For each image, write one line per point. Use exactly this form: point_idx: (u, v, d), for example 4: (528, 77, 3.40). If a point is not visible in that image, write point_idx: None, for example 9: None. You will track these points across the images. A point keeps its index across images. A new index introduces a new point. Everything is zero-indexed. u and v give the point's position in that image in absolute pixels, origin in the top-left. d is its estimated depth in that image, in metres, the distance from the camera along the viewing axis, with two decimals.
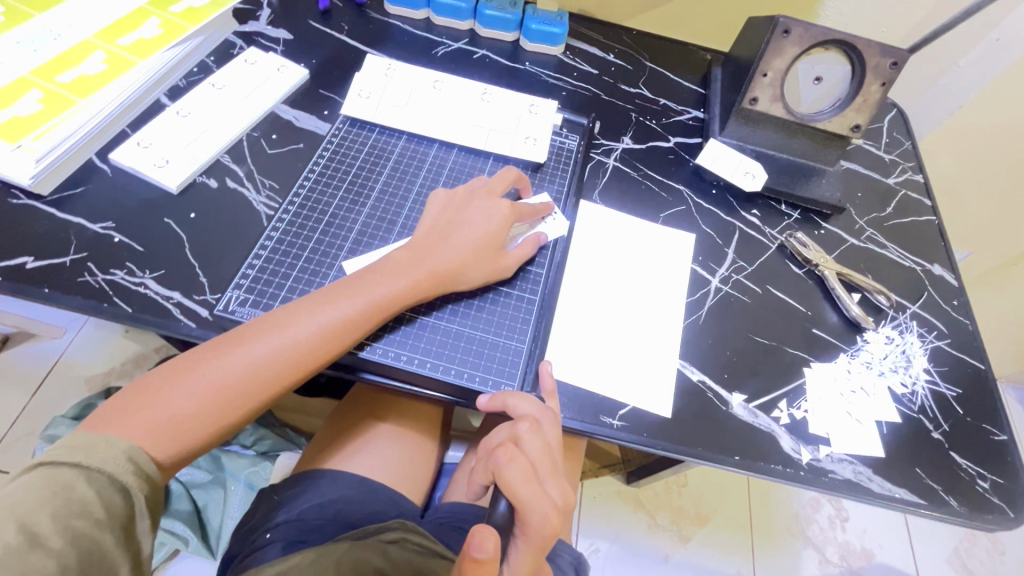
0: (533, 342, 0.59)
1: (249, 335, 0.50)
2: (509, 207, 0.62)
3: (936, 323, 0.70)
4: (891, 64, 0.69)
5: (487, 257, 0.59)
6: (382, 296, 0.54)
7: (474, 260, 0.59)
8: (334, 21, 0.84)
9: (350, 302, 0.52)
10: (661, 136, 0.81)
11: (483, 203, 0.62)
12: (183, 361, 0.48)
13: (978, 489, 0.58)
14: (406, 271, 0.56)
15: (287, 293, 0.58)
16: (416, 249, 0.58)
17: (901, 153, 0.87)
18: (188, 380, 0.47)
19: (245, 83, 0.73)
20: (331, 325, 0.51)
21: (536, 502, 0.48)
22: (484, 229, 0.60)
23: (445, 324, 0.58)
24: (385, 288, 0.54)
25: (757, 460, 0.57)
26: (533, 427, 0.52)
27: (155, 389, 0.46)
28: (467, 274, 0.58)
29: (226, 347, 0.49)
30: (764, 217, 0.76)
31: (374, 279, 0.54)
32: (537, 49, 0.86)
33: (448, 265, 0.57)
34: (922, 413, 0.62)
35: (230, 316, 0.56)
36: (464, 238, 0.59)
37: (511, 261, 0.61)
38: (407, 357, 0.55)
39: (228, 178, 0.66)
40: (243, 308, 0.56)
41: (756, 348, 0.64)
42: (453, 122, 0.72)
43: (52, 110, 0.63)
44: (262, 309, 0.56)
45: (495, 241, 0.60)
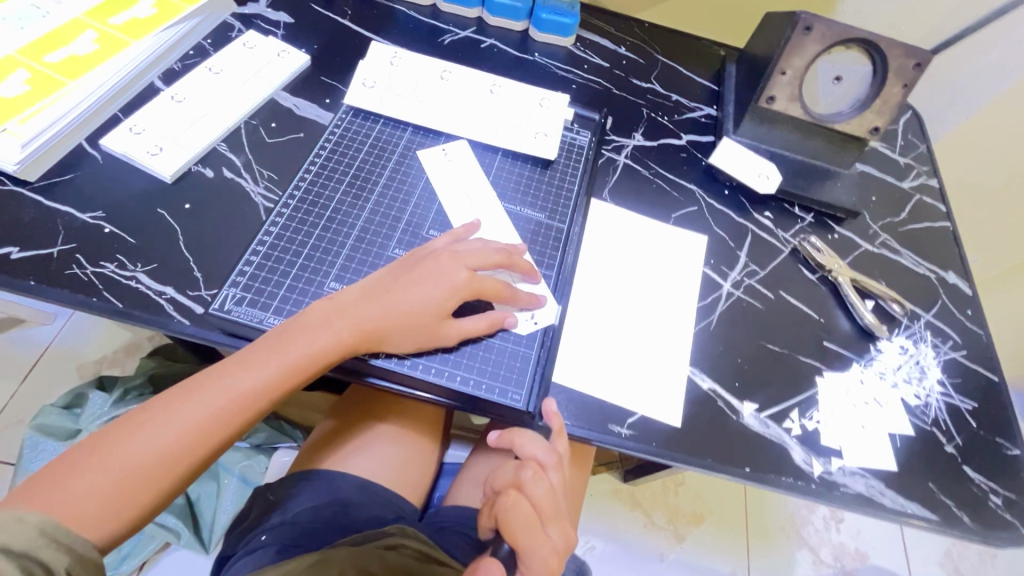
0: (541, 347, 0.57)
1: (159, 411, 0.45)
2: (465, 273, 0.54)
3: (950, 332, 0.68)
4: (914, 66, 0.66)
5: (436, 316, 0.52)
6: (301, 353, 0.48)
7: (412, 325, 0.51)
8: (337, 5, 0.81)
9: (275, 358, 0.48)
10: (673, 133, 0.79)
11: (438, 260, 0.54)
12: (86, 445, 0.44)
13: (991, 505, 0.57)
14: (330, 325, 0.50)
15: (286, 292, 0.55)
16: (362, 300, 0.52)
17: (916, 156, 0.86)
18: (89, 469, 0.43)
19: (244, 68, 0.70)
20: (244, 388, 0.47)
21: (536, 546, 0.49)
22: (433, 291, 0.52)
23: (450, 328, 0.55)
24: (303, 345, 0.49)
25: (768, 472, 0.55)
26: (538, 472, 0.52)
27: (85, 461, 0.43)
28: (403, 335, 0.51)
29: (133, 425, 0.45)
30: (776, 220, 0.74)
31: (291, 337, 0.49)
32: (547, 40, 0.83)
33: (379, 322, 0.51)
34: (935, 426, 0.61)
35: (226, 315, 0.53)
36: (413, 292, 0.52)
37: (462, 326, 0.53)
38: (410, 362, 0.53)
39: (225, 167, 0.63)
40: (240, 307, 0.53)
41: (768, 355, 0.62)
42: (461, 114, 0.70)
43: (41, 92, 0.60)
44: (261, 308, 0.54)
45: (444, 306, 0.52)
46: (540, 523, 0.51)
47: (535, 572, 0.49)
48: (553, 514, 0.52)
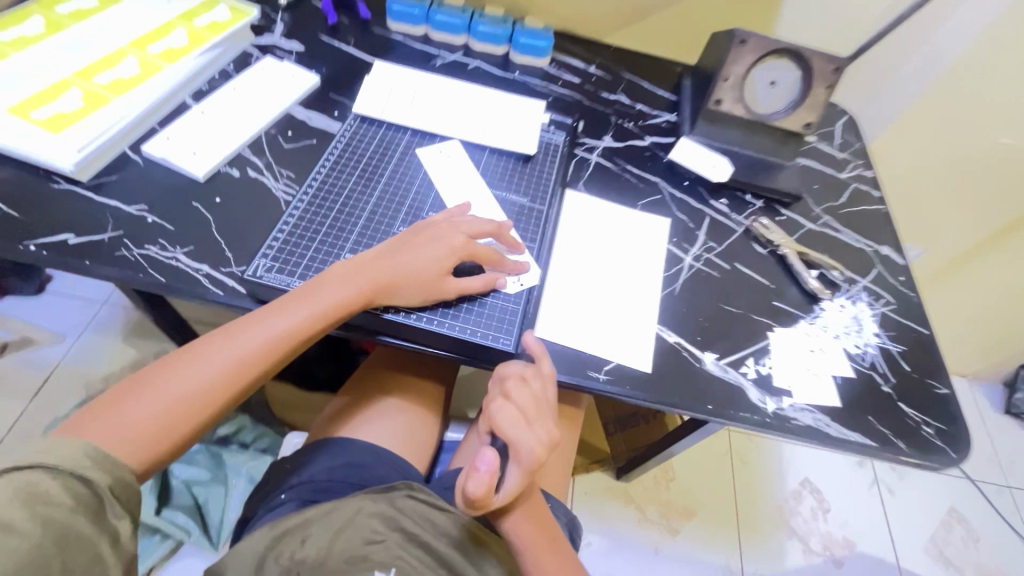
0: (527, 304, 0.66)
1: (201, 351, 0.54)
2: (462, 239, 0.63)
3: (884, 294, 0.78)
4: (834, 70, 0.79)
5: (439, 273, 0.61)
6: (321, 305, 0.57)
7: (417, 280, 0.60)
8: (341, 36, 0.93)
9: (300, 310, 0.57)
10: (638, 136, 0.90)
11: (439, 229, 0.64)
12: (139, 377, 0.52)
13: (924, 433, 0.66)
14: (346, 282, 0.59)
15: (308, 262, 0.64)
16: (375, 260, 0.61)
17: (853, 152, 0.98)
18: (142, 394, 0.51)
19: (263, 87, 0.81)
20: (273, 332, 0.56)
21: (523, 435, 0.55)
22: (435, 252, 0.62)
23: None
24: (323, 297, 0.58)
25: (728, 408, 0.64)
26: (519, 381, 0.58)
27: (136, 393, 0.51)
28: (410, 289, 0.60)
29: (180, 361, 0.53)
30: (731, 205, 0.84)
31: (313, 291, 0.58)
32: (526, 62, 0.96)
33: (389, 279, 0.60)
34: (873, 370, 0.70)
35: (258, 280, 0.62)
36: (418, 252, 0.61)
37: (462, 284, 0.62)
38: (416, 317, 0.62)
39: (249, 168, 0.73)
40: (270, 273, 0.62)
41: (725, 315, 0.72)
42: (452, 121, 0.80)
43: (92, 107, 0.70)
44: (287, 274, 0.63)
45: (445, 263, 0.61)
46: (527, 423, 0.56)
47: (525, 458, 0.55)
48: (538, 413, 0.57)
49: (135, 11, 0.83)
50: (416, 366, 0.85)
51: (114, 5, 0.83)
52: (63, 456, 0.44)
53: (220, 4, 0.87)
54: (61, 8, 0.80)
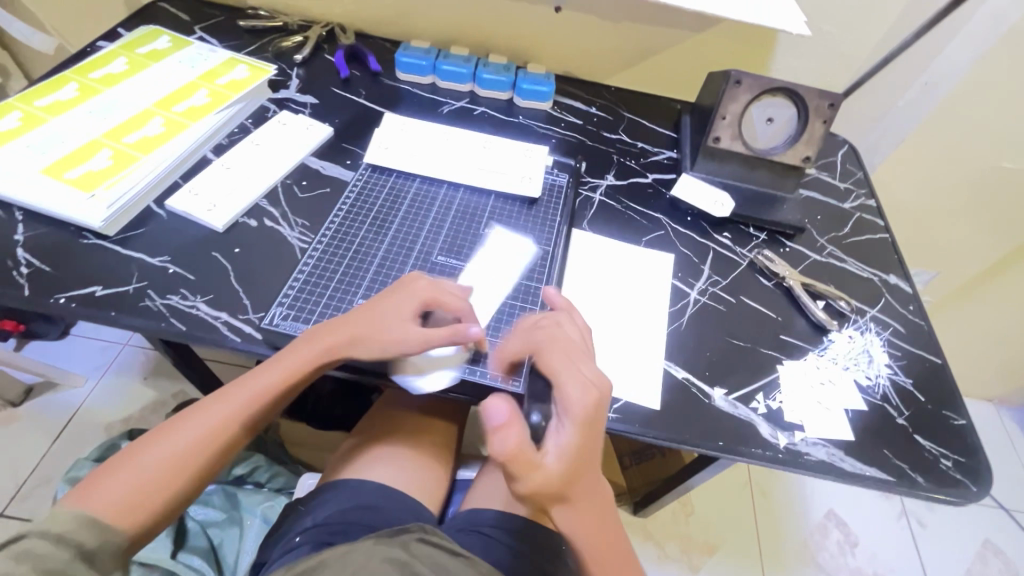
0: None
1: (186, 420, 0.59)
2: (426, 286, 0.64)
3: (893, 323, 0.78)
4: (828, 105, 0.81)
5: (399, 322, 0.61)
6: (292, 364, 0.60)
7: (383, 330, 0.61)
8: (353, 87, 0.98)
9: (273, 372, 0.60)
10: (640, 173, 0.93)
11: (407, 280, 0.66)
12: (130, 450, 0.57)
13: (942, 466, 0.65)
14: (314, 340, 0.61)
15: (323, 309, 0.67)
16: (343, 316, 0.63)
17: (854, 182, 0.99)
18: (131, 465, 0.55)
19: (280, 139, 0.85)
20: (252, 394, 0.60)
21: (566, 372, 0.56)
22: (397, 301, 0.63)
23: None
24: (292, 358, 0.61)
25: (739, 444, 0.63)
26: (554, 323, 0.63)
27: (128, 462, 0.55)
28: (377, 340, 0.61)
29: (165, 432, 0.58)
30: (734, 238, 0.86)
31: (283, 354, 0.61)
32: (530, 105, 1.00)
33: (358, 332, 0.61)
34: (886, 401, 0.69)
35: (275, 328, 0.65)
36: (382, 304, 0.63)
37: (423, 332, 0.61)
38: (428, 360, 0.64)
39: (266, 218, 0.76)
40: (286, 321, 0.65)
41: (733, 349, 0.72)
42: (459, 166, 0.83)
43: (120, 166, 0.74)
44: (303, 322, 0.65)
45: (406, 313, 0.62)
46: (570, 361, 0.58)
47: (571, 403, 0.54)
48: (579, 351, 0.59)
49: (162, 73, 0.89)
50: (427, 406, 0.86)
51: (143, 69, 0.89)
52: (54, 525, 0.48)
53: (240, 63, 0.93)
54: (93, 73, 0.86)
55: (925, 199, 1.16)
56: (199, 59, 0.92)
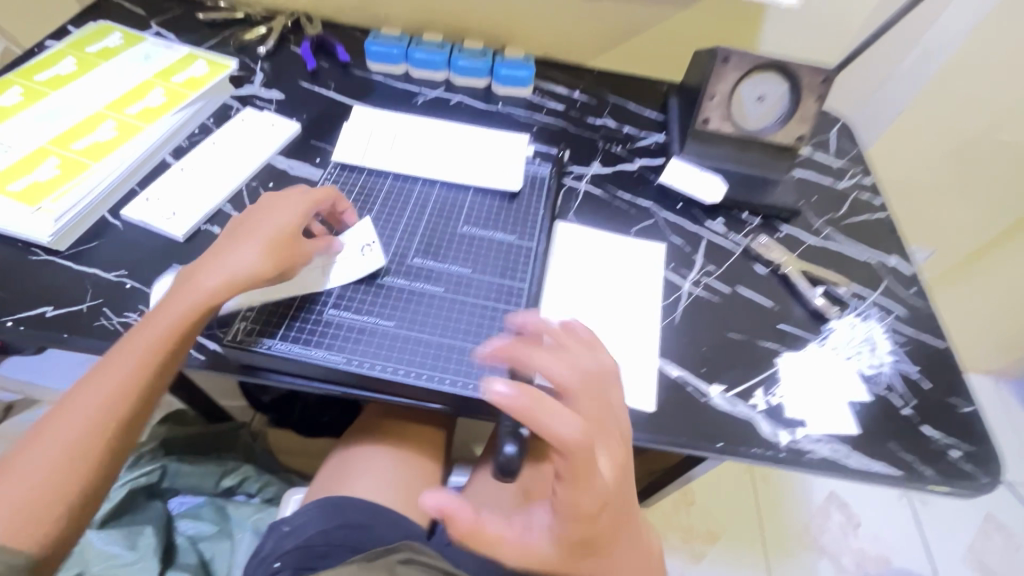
0: None
1: (59, 411, 0.51)
2: (302, 206, 0.63)
3: (896, 307, 0.75)
4: (822, 80, 0.77)
5: (283, 250, 0.59)
6: (168, 319, 0.55)
7: (259, 251, 0.58)
8: (322, 80, 0.93)
9: (151, 332, 0.54)
10: (627, 160, 0.89)
11: (272, 204, 0.63)
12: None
13: (950, 458, 0.62)
14: (190, 286, 0.56)
15: (290, 321, 0.61)
16: (217, 255, 0.58)
17: (849, 160, 0.95)
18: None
19: (244, 139, 0.80)
20: (129, 366, 0.53)
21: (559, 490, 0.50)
22: (266, 228, 0.60)
23: (440, 339, 0.61)
24: (169, 315, 0.55)
25: (739, 445, 0.60)
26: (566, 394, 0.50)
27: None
28: (253, 261, 0.57)
29: (40, 435, 0.49)
30: (727, 225, 0.82)
31: (156, 315, 0.56)
32: (508, 92, 0.95)
33: (236, 265, 0.57)
34: (890, 391, 0.66)
35: (238, 346, 0.58)
36: (257, 234, 0.59)
37: (307, 250, 0.62)
38: (405, 371, 0.58)
39: (230, 224, 0.71)
40: (250, 337, 0.59)
41: (729, 343, 0.69)
42: (434, 161, 0.79)
43: (69, 175, 0.69)
44: (269, 337, 0.59)
45: (285, 233, 0.60)
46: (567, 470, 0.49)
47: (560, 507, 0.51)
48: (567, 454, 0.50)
49: (114, 73, 0.83)
50: (413, 415, 0.82)
51: (93, 69, 0.83)
52: None
53: (198, 58, 0.88)
54: (39, 76, 0.80)
55: (923, 173, 1.12)
56: (154, 56, 0.87)
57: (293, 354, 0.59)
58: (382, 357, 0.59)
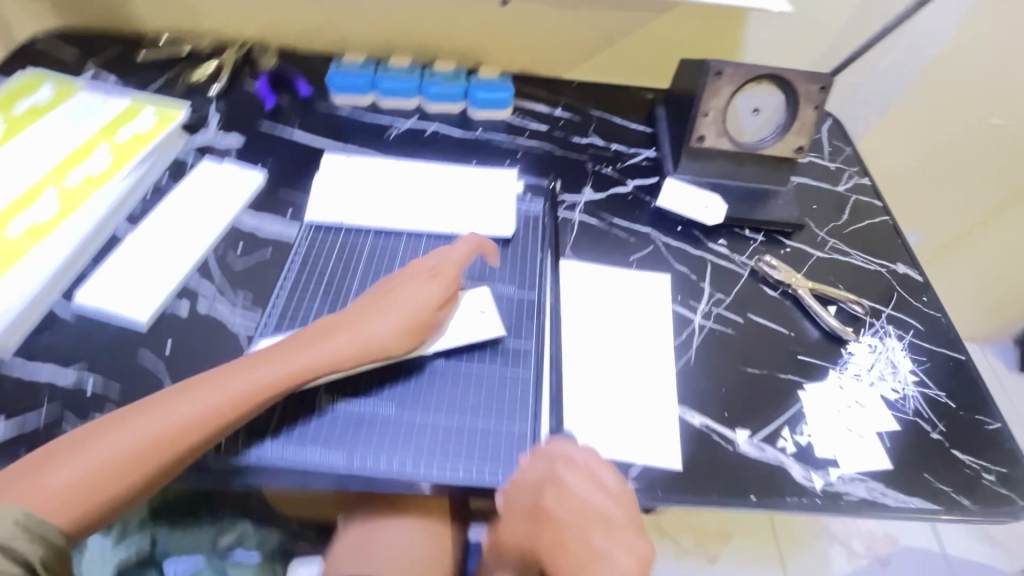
0: (535, 422, 0.58)
1: (145, 411, 0.49)
2: (451, 277, 0.61)
3: (911, 321, 0.72)
4: (819, 89, 0.73)
5: (417, 321, 0.58)
6: (280, 367, 0.53)
7: (397, 322, 0.57)
8: (284, 119, 0.86)
9: (275, 366, 0.53)
10: (619, 181, 0.84)
11: (428, 263, 0.62)
12: (93, 429, 0.48)
13: (984, 482, 0.60)
14: (314, 342, 0.55)
15: (277, 419, 0.55)
16: (361, 312, 0.58)
17: (845, 160, 0.92)
18: (84, 452, 0.47)
19: (207, 198, 0.74)
20: (241, 390, 0.51)
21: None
22: (414, 294, 0.59)
23: (447, 420, 0.57)
24: (299, 357, 0.54)
25: (774, 496, 0.57)
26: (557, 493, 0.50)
27: (85, 447, 0.47)
28: (390, 331, 0.57)
29: (141, 415, 0.49)
30: (731, 245, 0.78)
31: (289, 350, 0.55)
32: (486, 116, 0.89)
33: (370, 333, 0.56)
34: (917, 416, 0.64)
35: (220, 456, 0.53)
36: (402, 299, 0.58)
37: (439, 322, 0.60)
38: (412, 463, 0.54)
39: (199, 299, 0.65)
40: (234, 444, 0.54)
41: (749, 380, 0.65)
42: (418, 209, 0.73)
43: (11, 261, 0.62)
44: (255, 441, 0.54)
45: (426, 305, 0.58)
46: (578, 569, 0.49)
47: None
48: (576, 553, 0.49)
49: (49, 133, 0.75)
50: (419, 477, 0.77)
51: (24, 130, 0.74)
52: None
53: (144, 108, 0.80)
54: None
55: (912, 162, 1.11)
56: (93, 109, 0.79)
57: (290, 460, 0.53)
58: (388, 451, 0.54)
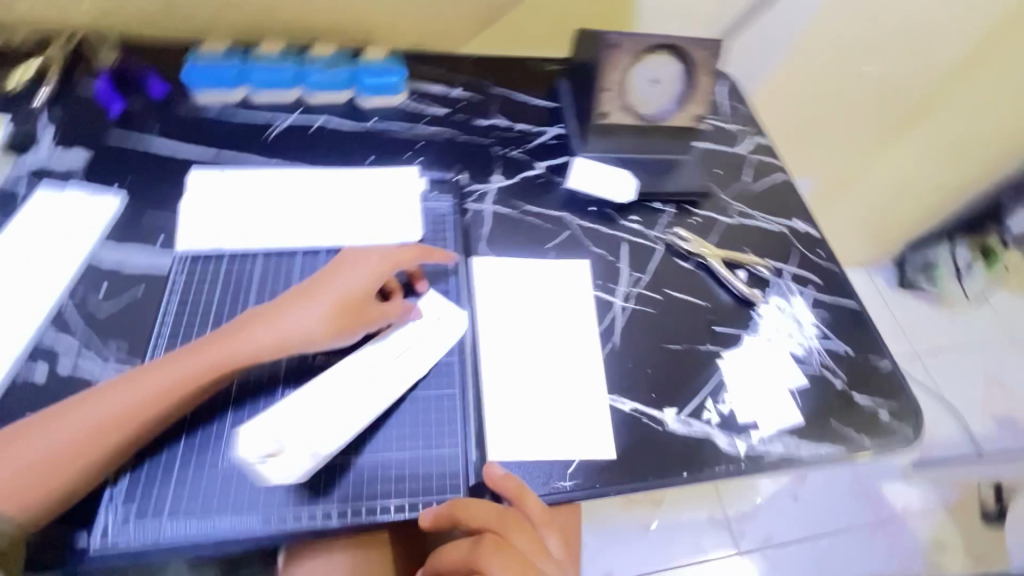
0: (467, 442, 0.56)
1: (86, 400, 0.49)
2: (386, 261, 0.59)
3: (811, 276, 0.77)
4: (712, 54, 0.73)
5: (344, 311, 0.55)
6: (209, 357, 0.52)
7: (322, 315, 0.55)
8: (139, 126, 0.73)
9: (202, 356, 0.52)
10: (528, 163, 0.81)
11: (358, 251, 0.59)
12: (33, 423, 0.48)
13: (880, 419, 0.66)
14: (240, 333, 0.53)
15: (176, 490, 0.50)
16: (285, 303, 0.56)
17: (743, 119, 0.94)
18: (23, 449, 0.47)
19: (53, 235, 0.62)
20: (169, 385, 0.50)
21: None
22: (342, 284, 0.56)
23: (371, 457, 0.54)
24: (225, 346, 0.52)
25: (703, 468, 0.59)
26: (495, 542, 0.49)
27: (23, 441, 0.47)
28: (315, 324, 0.54)
29: (74, 411, 0.48)
30: (644, 220, 0.78)
31: (216, 339, 0.53)
32: (379, 103, 0.82)
33: (293, 324, 0.54)
34: (822, 368, 0.69)
35: (113, 545, 0.47)
36: (328, 291, 0.56)
37: (374, 312, 0.57)
38: (339, 510, 0.51)
39: (61, 358, 0.55)
40: (126, 528, 0.47)
41: (672, 356, 0.66)
42: (313, 223, 0.66)
43: None
44: (152, 521, 0.48)
45: (354, 292, 0.56)
46: None
47: None
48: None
49: None
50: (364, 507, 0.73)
51: None
52: None
53: None
54: None
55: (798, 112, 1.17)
56: None
57: (197, 534, 0.48)
58: (312, 500, 0.51)
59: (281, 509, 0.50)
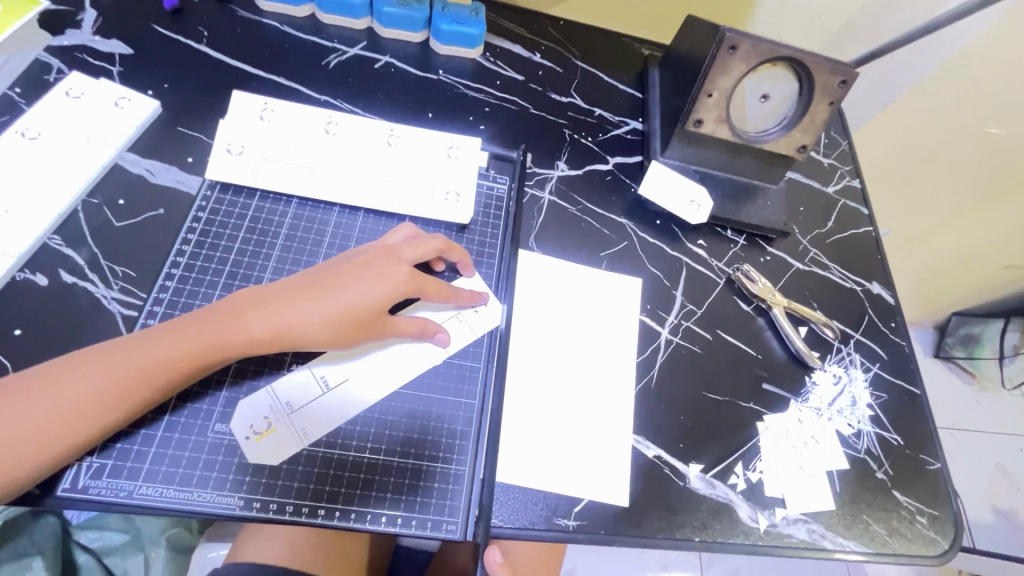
0: (474, 463, 0.52)
1: (72, 367, 0.43)
2: (410, 275, 0.53)
3: (877, 351, 0.69)
4: (840, 83, 0.63)
5: (358, 318, 0.50)
6: (201, 342, 0.46)
7: (336, 317, 0.49)
8: (189, 26, 0.66)
9: (202, 335, 0.46)
10: (599, 157, 0.73)
11: (386, 251, 0.54)
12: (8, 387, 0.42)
13: (917, 525, 0.60)
14: (235, 319, 0.47)
15: (158, 449, 0.46)
16: (297, 292, 0.50)
17: (840, 155, 0.84)
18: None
19: (75, 126, 0.56)
20: (164, 363, 0.45)
21: None
22: (363, 287, 0.51)
23: (369, 455, 0.49)
24: (228, 329, 0.47)
25: (716, 537, 0.55)
26: None
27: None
28: (326, 326, 0.49)
29: (56, 379, 0.43)
30: (710, 247, 0.70)
31: (219, 318, 0.47)
32: (451, 52, 0.73)
33: (295, 322, 0.48)
34: (867, 454, 0.62)
35: (82, 493, 0.44)
36: (345, 292, 0.50)
37: (391, 324, 0.52)
38: (326, 509, 0.47)
39: (64, 269, 0.51)
40: (99, 479, 0.45)
41: (709, 406, 0.60)
42: (356, 177, 0.60)
43: None
44: (128, 476, 0.45)
45: (375, 301, 0.51)
46: None
47: None
48: None
49: None
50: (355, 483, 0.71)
51: None
52: None
53: None
54: None
55: (887, 152, 1.07)
56: None
57: (172, 499, 0.45)
58: (297, 494, 0.47)
59: (248, 438, 0.48)
